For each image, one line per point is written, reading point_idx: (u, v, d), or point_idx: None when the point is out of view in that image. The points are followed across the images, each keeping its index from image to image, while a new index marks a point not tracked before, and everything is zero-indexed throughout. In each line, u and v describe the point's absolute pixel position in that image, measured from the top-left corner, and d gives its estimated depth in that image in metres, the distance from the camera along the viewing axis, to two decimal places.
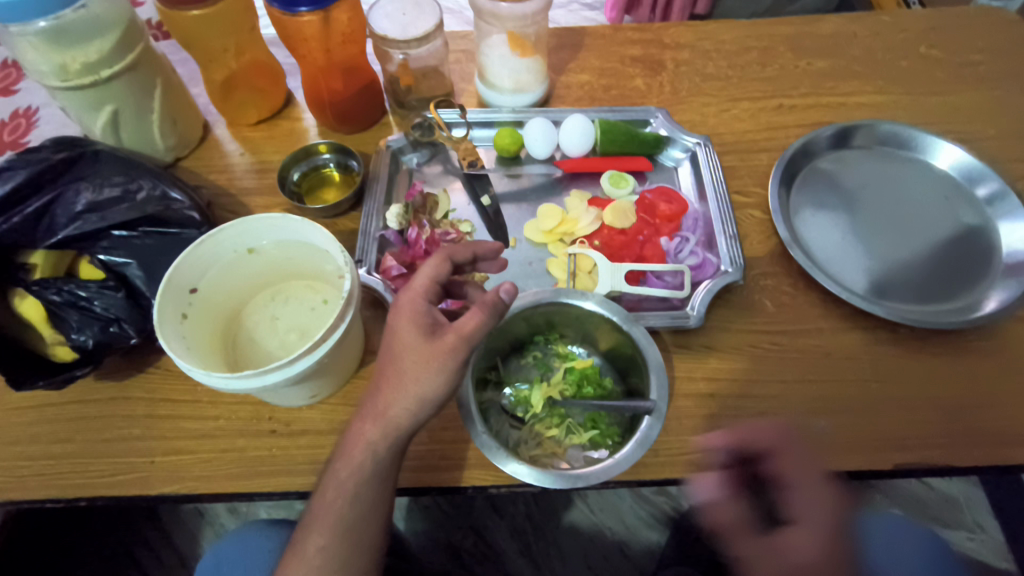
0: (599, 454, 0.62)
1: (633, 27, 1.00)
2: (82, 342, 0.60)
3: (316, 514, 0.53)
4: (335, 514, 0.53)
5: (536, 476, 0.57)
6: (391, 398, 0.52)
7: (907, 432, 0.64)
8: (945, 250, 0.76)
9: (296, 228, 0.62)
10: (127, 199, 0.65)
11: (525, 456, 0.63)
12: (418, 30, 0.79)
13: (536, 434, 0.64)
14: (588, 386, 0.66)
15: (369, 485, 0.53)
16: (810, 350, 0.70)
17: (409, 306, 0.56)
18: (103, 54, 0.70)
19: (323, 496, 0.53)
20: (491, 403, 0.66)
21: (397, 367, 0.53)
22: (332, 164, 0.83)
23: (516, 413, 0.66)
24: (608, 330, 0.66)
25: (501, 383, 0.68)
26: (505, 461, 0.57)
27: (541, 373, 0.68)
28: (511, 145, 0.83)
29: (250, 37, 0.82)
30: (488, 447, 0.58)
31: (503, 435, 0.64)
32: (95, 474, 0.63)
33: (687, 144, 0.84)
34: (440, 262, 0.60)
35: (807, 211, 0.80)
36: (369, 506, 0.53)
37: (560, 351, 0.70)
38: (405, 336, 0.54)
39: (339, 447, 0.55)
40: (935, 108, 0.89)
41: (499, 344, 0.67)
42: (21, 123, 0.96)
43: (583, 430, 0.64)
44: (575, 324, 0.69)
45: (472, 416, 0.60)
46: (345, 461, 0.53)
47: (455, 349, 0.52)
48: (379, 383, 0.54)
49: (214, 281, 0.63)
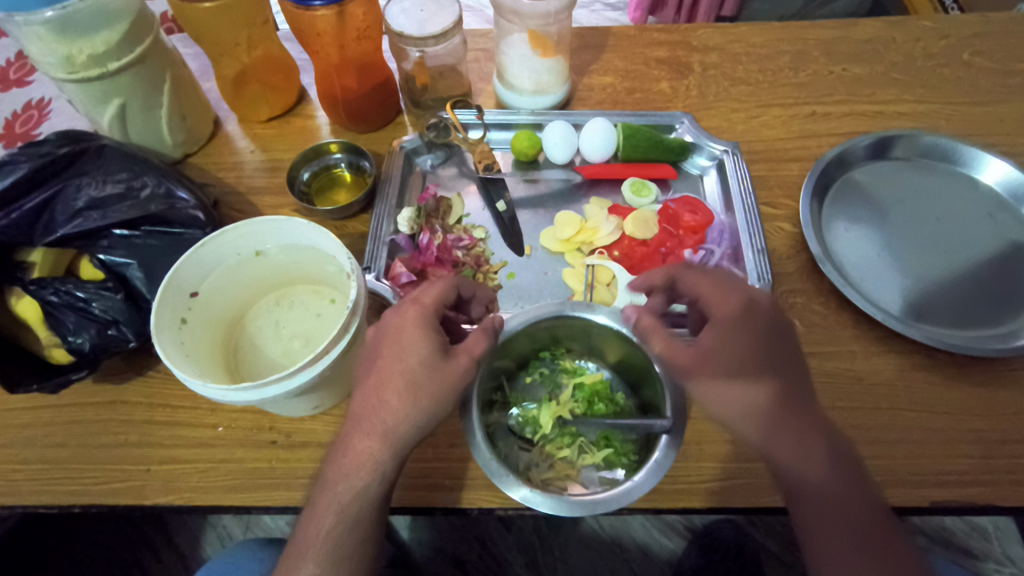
0: (615, 474, 0.59)
1: (659, 28, 0.96)
2: (78, 345, 0.58)
3: (309, 542, 0.49)
4: (328, 540, 0.49)
5: (552, 507, 0.52)
6: (397, 419, 0.50)
7: (946, 467, 0.60)
8: (988, 270, 0.71)
9: (301, 230, 0.59)
10: (130, 197, 0.63)
11: (537, 480, 0.59)
12: (436, 26, 0.76)
13: (546, 455, 0.61)
14: (600, 403, 0.62)
15: (369, 509, 0.50)
16: (843, 375, 0.65)
17: (419, 319, 0.53)
18: (110, 46, 0.68)
19: (319, 521, 0.50)
20: (497, 425, 0.62)
21: (404, 381, 0.50)
22: (343, 164, 0.80)
23: (525, 434, 0.62)
24: (613, 342, 0.63)
25: (506, 403, 0.64)
26: (510, 486, 0.53)
27: (549, 392, 0.65)
28: (529, 148, 0.79)
29: (263, 31, 0.80)
30: (496, 473, 0.54)
31: (511, 459, 0.61)
32: (88, 482, 0.61)
33: (713, 152, 0.80)
34: (448, 288, 0.57)
35: (840, 225, 0.75)
36: (368, 533, 0.50)
37: (567, 367, 0.66)
38: (414, 351, 0.51)
39: (334, 468, 0.51)
40: (979, 119, 0.84)
41: (504, 361, 0.64)
42: (33, 115, 0.95)
43: (596, 449, 0.60)
44: (580, 338, 0.65)
45: (479, 445, 0.55)
46: (344, 484, 0.50)
47: (469, 371, 0.52)
48: (382, 400, 0.51)
49: (216, 284, 0.61)
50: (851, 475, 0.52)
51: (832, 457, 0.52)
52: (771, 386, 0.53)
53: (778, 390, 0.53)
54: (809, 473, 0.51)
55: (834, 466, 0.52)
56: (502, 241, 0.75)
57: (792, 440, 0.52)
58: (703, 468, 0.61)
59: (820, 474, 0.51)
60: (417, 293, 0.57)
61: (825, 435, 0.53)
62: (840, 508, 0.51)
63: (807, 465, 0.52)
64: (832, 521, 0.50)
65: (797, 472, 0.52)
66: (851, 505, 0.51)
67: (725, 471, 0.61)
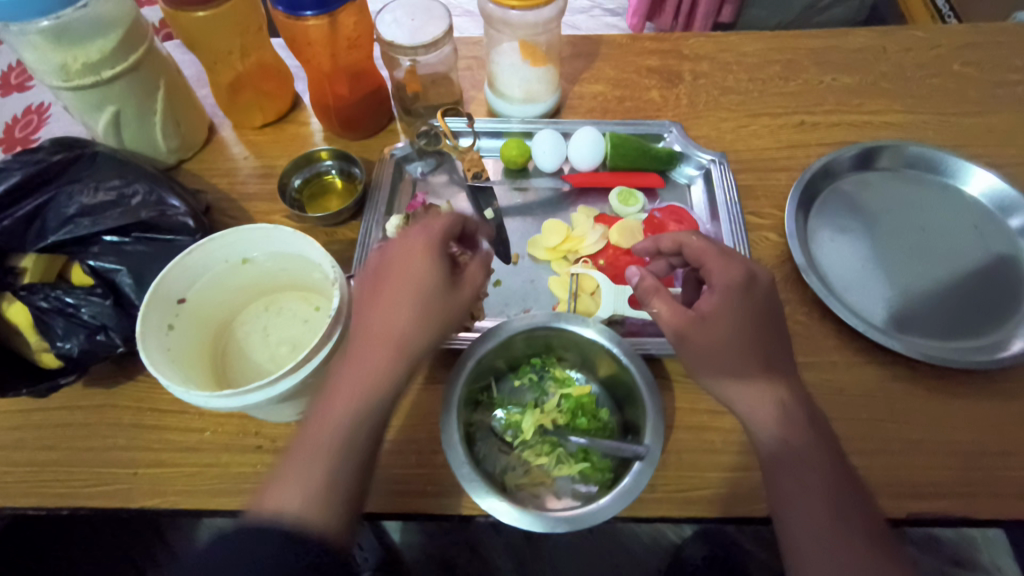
0: (588, 488, 0.60)
1: (651, 37, 0.97)
2: (66, 350, 0.59)
3: (304, 453, 0.49)
4: (330, 442, 0.49)
5: (517, 516, 0.53)
6: (412, 332, 0.54)
7: (923, 479, 0.60)
8: (972, 281, 0.72)
9: (287, 238, 0.60)
10: (122, 204, 0.64)
11: (511, 485, 0.60)
12: (427, 35, 0.77)
13: (524, 462, 0.61)
14: (583, 417, 0.63)
15: (371, 417, 0.51)
16: (824, 385, 0.66)
17: (433, 244, 0.57)
18: (105, 54, 0.69)
19: (316, 436, 0.50)
20: (480, 425, 0.64)
21: (421, 300, 0.55)
22: (334, 171, 0.81)
23: (506, 437, 0.63)
24: (608, 360, 0.63)
25: (492, 405, 0.65)
26: (480, 493, 0.54)
27: (536, 398, 0.65)
28: (518, 156, 0.80)
29: (257, 39, 0.81)
30: (467, 477, 0.55)
31: (489, 461, 0.62)
32: (77, 484, 0.62)
33: (701, 161, 0.81)
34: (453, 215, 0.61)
35: (826, 235, 0.76)
36: (364, 446, 0.51)
37: (556, 376, 0.66)
38: (430, 273, 0.56)
39: (340, 378, 0.52)
40: (968, 130, 0.85)
41: (494, 362, 0.65)
42: (33, 120, 0.96)
43: (573, 461, 0.61)
44: (573, 348, 0.65)
45: (454, 445, 0.57)
46: (350, 391, 0.51)
47: (470, 299, 0.59)
48: (399, 316, 0.54)
49: (204, 290, 0.62)
50: (830, 452, 0.54)
51: (812, 433, 0.55)
52: (760, 354, 0.56)
53: (766, 364, 0.56)
54: (788, 440, 0.54)
55: (814, 441, 0.54)
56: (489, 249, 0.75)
57: (773, 413, 0.55)
58: (684, 477, 0.61)
59: (800, 449, 0.54)
60: (426, 222, 0.60)
61: (805, 408, 0.56)
62: (817, 483, 0.52)
63: (788, 436, 0.54)
64: (808, 495, 0.52)
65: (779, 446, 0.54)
66: (825, 480, 0.53)
67: (705, 480, 0.61)
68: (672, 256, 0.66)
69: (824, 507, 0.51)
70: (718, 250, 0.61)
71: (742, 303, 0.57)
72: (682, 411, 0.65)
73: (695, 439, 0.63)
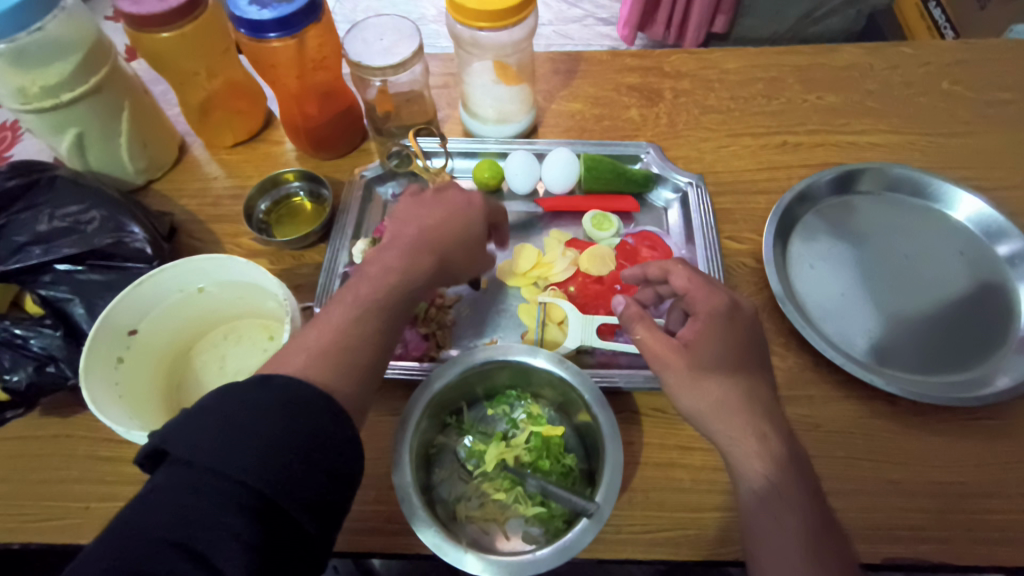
0: (540, 534, 0.57)
1: (632, 53, 0.95)
2: (14, 384, 0.57)
3: (326, 320, 0.52)
4: (360, 308, 0.53)
5: (455, 554, 0.51)
6: (448, 250, 0.60)
7: (900, 522, 0.58)
8: (957, 312, 0.69)
9: (242, 269, 0.59)
10: (77, 231, 0.63)
11: (461, 516, 0.59)
12: (396, 55, 0.75)
13: (481, 494, 0.60)
14: (548, 459, 0.60)
15: (395, 308, 0.55)
16: (799, 421, 0.64)
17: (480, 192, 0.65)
18: (64, 77, 0.68)
19: (342, 309, 0.52)
20: (444, 448, 0.63)
21: (461, 226, 0.62)
22: (303, 193, 0.80)
23: (468, 465, 0.61)
24: (583, 409, 0.60)
25: (460, 429, 0.64)
26: (421, 526, 0.52)
27: (506, 429, 0.63)
28: (490, 179, 0.78)
29: (224, 59, 0.80)
30: (408, 502, 0.54)
31: (447, 486, 0.61)
32: (27, 519, 0.60)
33: (678, 184, 0.79)
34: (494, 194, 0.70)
35: (806, 261, 0.74)
36: (379, 335, 0.53)
37: (532, 412, 0.63)
38: (473, 210, 0.63)
39: (373, 270, 0.56)
40: (955, 152, 0.82)
41: (465, 388, 0.63)
42: (6, 136, 0.95)
43: (530, 503, 0.58)
44: (553, 386, 0.62)
45: (403, 462, 0.55)
46: (381, 279, 0.55)
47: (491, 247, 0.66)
48: (449, 240, 0.60)
49: (159, 320, 0.61)
50: (809, 489, 0.50)
51: (793, 471, 0.50)
52: (740, 386, 0.52)
53: (744, 394, 0.52)
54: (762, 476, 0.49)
55: (795, 477, 0.50)
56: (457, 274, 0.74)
57: (754, 447, 0.50)
58: (652, 518, 0.59)
59: (781, 486, 0.49)
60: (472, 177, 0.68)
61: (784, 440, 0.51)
62: (797, 521, 0.48)
63: (769, 471, 0.50)
64: (788, 537, 0.47)
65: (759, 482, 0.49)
66: (806, 518, 0.48)
67: (672, 521, 0.59)
68: (660, 284, 0.63)
69: (802, 546, 0.47)
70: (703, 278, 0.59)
71: (725, 329, 0.54)
72: (651, 446, 0.63)
73: (664, 477, 0.61)
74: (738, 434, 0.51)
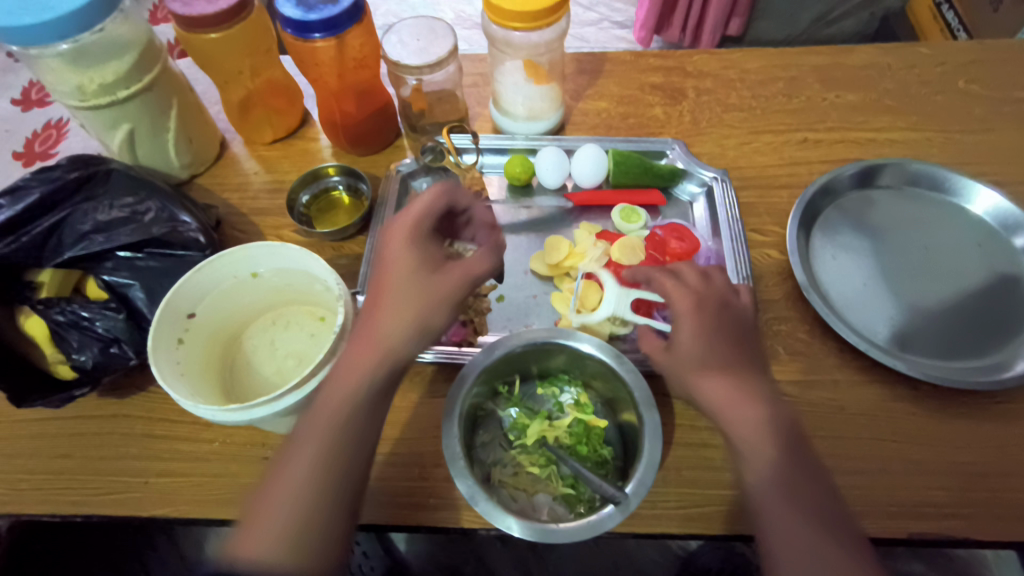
0: (565, 513, 0.60)
1: (655, 54, 0.98)
2: (81, 362, 0.62)
3: (304, 434, 0.48)
4: (343, 416, 0.48)
5: (486, 506, 0.55)
6: (392, 325, 0.51)
7: (923, 499, 0.60)
8: (974, 302, 0.72)
9: (294, 256, 0.62)
10: (135, 221, 0.66)
11: (495, 479, 0.62)
12: (432, 54, 0.78)
13: (517, 464, 0.63)
14: (587, 446, 0.63)
15: (365, 409, 0.49)
16: (825, 404, 0.66)
17: (409, 237, 0.55)
18: (119, 76, 0.71)
19: (318, 418, 0.48)
20: (490, 414, 0.66)
21: (395, 291, 0.52)
22: (342, 187, 0.83)
23: (509, 435, 0.65)
24: (631, 408, 0.62)
25: (508, 400, 0.67)
26: (459, 476, 0.56)
27: (552, 410, 0.66)
28: (521, 174, 0.81)
29: (266, 59, 0.83)
30: (451, 452, 0.58)
31: (486, 450, 0.64)
32: (90, 493, 0.64)
33: (703, 178, 0.81)
34: (437, 197, 0.58)
35: (827, 253, 0.76)
36: (359, 441, 0.48)
37: (580, 400, 0.66)
38: (408, 263, 0.53)
39: (338, 364, 0.51)
40: (972, 147, 0.85)
41: (522, 364, 0.66)
42: (52, 134, 0.99)
43: (561, 483, 0.62)
44: (605, 380, 0.65)
45: (451, 417, 0.59)
46: (347, 375, 0.50)
47: (459, 284, 0.54)
48: (390, 296, 0.52)
49: (214, 304, 0.64)
50: (799, 452, 0.51)
51: (782, 433, 0.51)
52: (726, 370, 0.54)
53: (720, 374, 0.54)
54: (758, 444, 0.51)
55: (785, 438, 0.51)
56: None
57: (741, 414, 0.52)
58: (685, 494, 0.62)
59: (769, 447, 0.50)
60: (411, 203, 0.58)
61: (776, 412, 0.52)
62: (790, 482, 0.49)
63: (757, 437, 0.51)
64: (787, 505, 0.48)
65: (750, 445, 0.51)
66: (797, 478, 0.49)
67: (705, 498, 0.61)
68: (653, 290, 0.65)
69: (795, 507, 0.48)
70: (694, 283, 0.60)
71: (704, 322, 0.57)
72: (682, 427, 0.65)
73: (695, 456, 0.64)
74: (733, 410, 0.52)
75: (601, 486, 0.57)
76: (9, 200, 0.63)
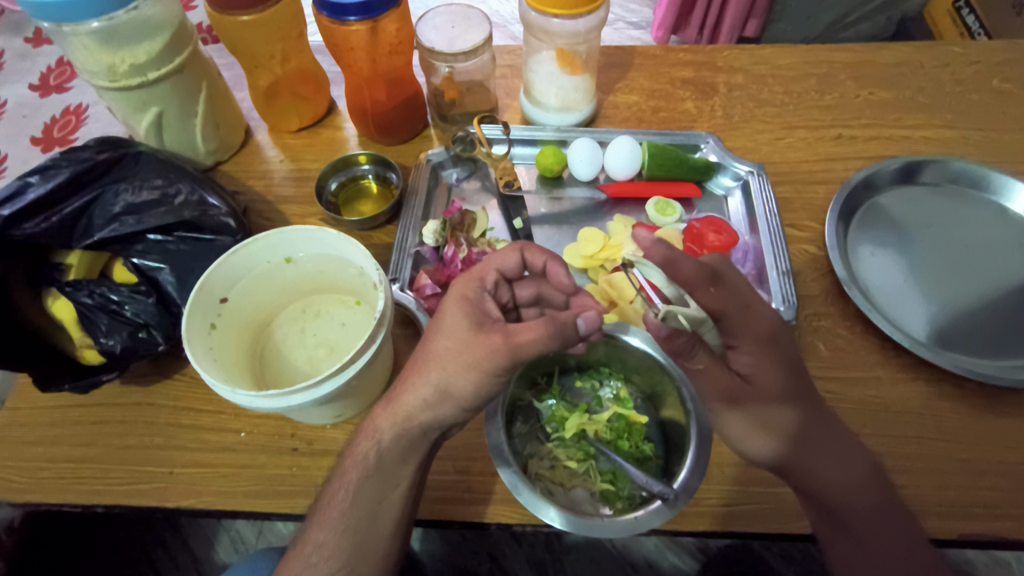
0: (604, 510, 0.59)
1: (685, 49, 0.97)
2: (109, 347, 0.60)
3: (328, 501, 0.52)
4: (369, 479, 0.51)
5: (533, 496, 0.57)
6: (411, 397, 0.52)
7: (973, 499, 0.59)
8: (1018, 301, 0.70)
9: (331, 240, 0.60)
10: (164, 203, 0.64)
11: (533, 471, 0.61)
12: (466, 42, 0.77)
13: (554, 458, 0.62)
14: (628, 441, 0.61)
15: (380, 473, 0.51)
16: (868, 402, 0.65)
17: (463, 290, 0.55)
18: (151, 56, 0.70)
19: (345, 480, 0.52)
20: (528, 406, 0.66)
21: (429, 353, 0.52)
22: (371, 176, 0.82)
23: (547, 428, 0.64)
24: (677, 405, 0.62)
25: (547, 392, 0.66)
26: (502, 466, 0.59)
27: (591, 403, 0.65)
28: (553, 164, 0.80)
29: (297, 44, 0.82)
30: (496, 441, 0.60)
31: (523, 441, 0.63)
32: (113, 483, 0.62)
33: (738, 172, 0.80)
34: (511, 252, 0.60)
35: (866, 249, 0.75)
36: (380, 504, 0.51)
37: (619, 394, 0.65)
38: (451, 333, 0.51)
39: (361, 428, 0.54)
40: (1008, 146, 0.84)
41: (561, 356, 0.66)
42: (71, 120, 0.98)
43: (600, 479, 0.60)
44: (646, 374, 0.65)
45: (494, 415, 0.61)
46: (360, 448, 0.52)
47: (498, 351, 0.49)
48: (428, 352, 0.52)
49: (246, 290, 0.62)
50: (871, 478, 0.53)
51: (854, 464, 0.54)
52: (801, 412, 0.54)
53: (804, 404, 0.54)
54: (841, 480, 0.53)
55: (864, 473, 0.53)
56: (503, 222, 0.79)
57: (837, 476, 0.53)
58: None
59: (847, 477, 0.53)
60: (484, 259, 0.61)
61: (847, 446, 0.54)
62: (869, 507, 0.52)
63: (833, 465, 0.53)
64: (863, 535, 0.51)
65: (845, 508, 0.52)
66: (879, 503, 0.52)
67: None
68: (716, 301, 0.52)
69: (874, 528, 0.51)
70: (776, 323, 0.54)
71: (777, 354, 0.54)
72: None
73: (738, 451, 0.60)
74: (810, 451, 0.53)
75: (647, 481, 0.56)
76: (38, 178, 0.61)
